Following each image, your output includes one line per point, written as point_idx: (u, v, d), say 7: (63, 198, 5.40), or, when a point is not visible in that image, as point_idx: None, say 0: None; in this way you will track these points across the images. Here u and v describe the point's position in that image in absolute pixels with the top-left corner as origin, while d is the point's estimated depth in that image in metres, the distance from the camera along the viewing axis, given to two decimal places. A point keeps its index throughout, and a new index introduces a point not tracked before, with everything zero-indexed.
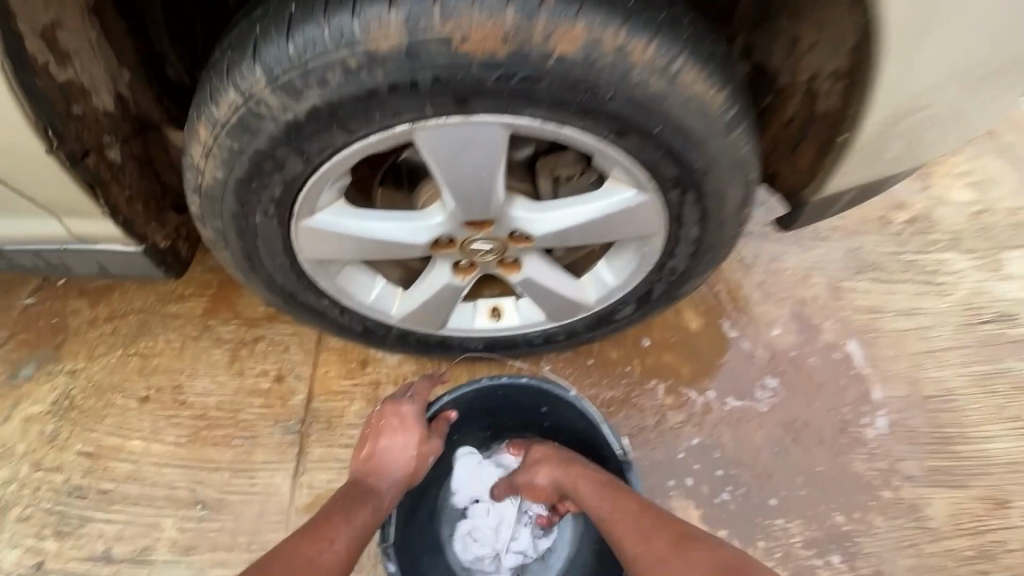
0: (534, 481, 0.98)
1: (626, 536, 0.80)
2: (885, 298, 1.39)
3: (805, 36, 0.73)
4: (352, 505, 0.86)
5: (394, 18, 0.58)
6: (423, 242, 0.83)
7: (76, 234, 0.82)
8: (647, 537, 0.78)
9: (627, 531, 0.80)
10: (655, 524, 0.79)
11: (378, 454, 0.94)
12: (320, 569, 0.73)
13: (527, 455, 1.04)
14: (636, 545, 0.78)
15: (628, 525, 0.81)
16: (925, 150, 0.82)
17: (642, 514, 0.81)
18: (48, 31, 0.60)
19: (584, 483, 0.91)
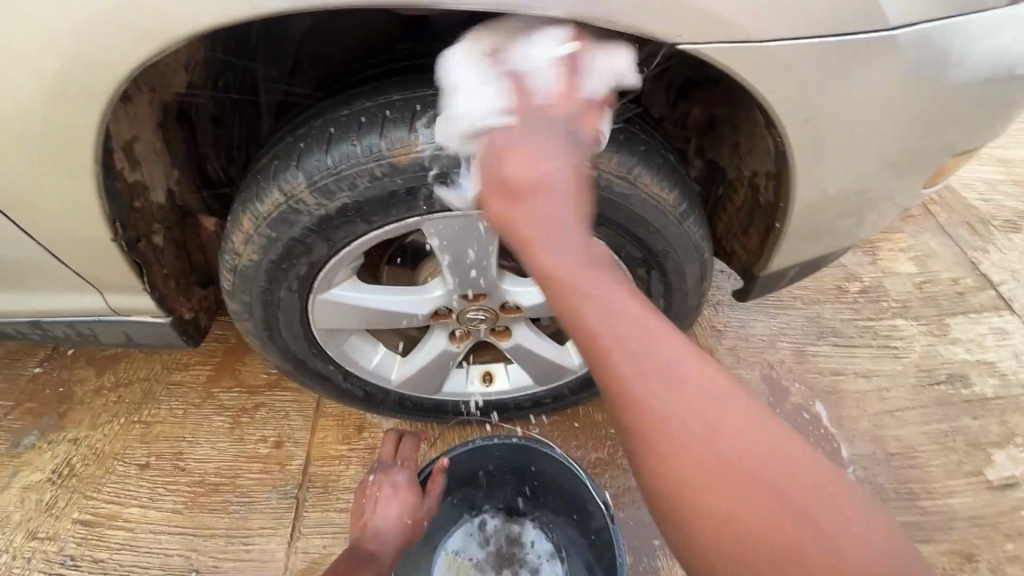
0: (533, 169, 0.55)
1: (643, 387, 0.51)
2: (846, 361, 1.51)
3: (742, 142, 0.89)
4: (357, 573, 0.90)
5: (415, 138, 0.72)
6: (423, 312, 0.96)
7: (113, 307, 0.91)
8: (678, 395, 0.51)
9: (639, 377, 0.51)
10: (684, 368, 0.52)
11: (372, 523, 0.98)
12: None
13: (553, 137, 0.57)
14: (649, 406, 0.51)
15: (643, 368, 0.52)
16: (851, 233, 0.96)
17: (664, 343, 0.53)
18: (129, 144, 0.74)
19: (584, 262, 0.54)
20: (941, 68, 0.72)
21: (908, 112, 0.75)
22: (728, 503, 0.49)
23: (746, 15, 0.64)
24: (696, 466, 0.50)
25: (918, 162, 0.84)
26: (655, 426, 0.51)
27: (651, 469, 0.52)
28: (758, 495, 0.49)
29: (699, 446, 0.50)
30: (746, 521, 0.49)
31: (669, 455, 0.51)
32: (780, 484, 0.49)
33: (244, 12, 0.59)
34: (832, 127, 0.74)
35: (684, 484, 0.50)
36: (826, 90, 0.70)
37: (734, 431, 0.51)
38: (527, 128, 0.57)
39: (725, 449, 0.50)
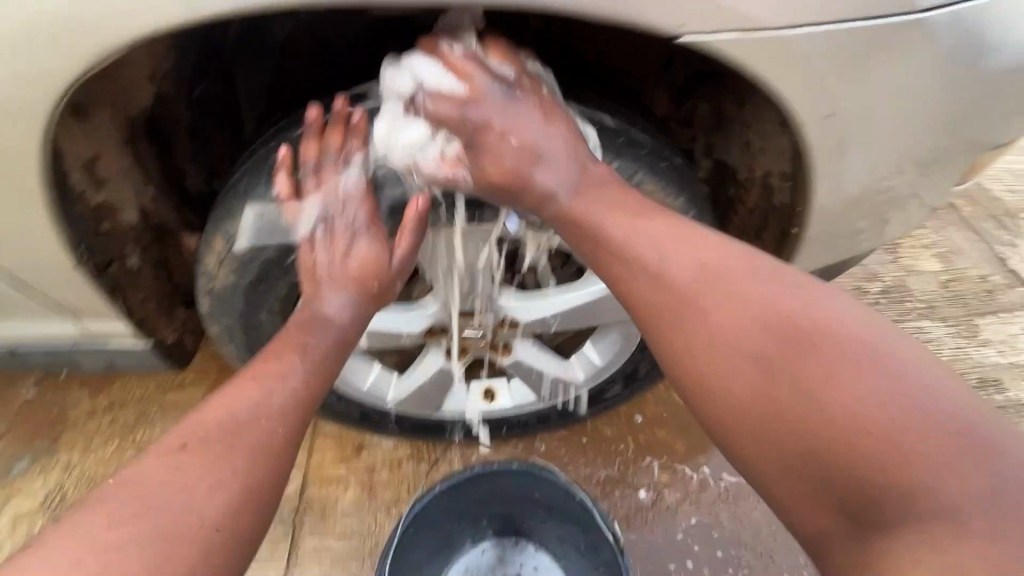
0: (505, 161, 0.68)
1: (661, 284, 0.63)
2: None
3: (754, 140, 0.81)
4: (237, 447, 0.61)
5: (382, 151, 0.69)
6: (417, 329, 0.94)
7: (90, 333, 0.87)
8: (692, 282, 0.61)
9: (654, 280, 0.63)
10: (702, 262, 0.62)
11: (315, 295, 0.74)
12: (262, 413, 0.65)
13: (512, 119, 0.67)
14: (669, 300, 0.62)
15: (658, 272, 0.63)
16: (875, 234, 0.89)
17: (681, 243, 0.64)
18: (89, 163, 0.70)
19: (581, 188, 0.68)
20: (976, 55, 0.65)
21: (940, 104, 0.68)
22: (754, 376, 0.56)
23: (756, 3, 0.57)
24: (718, 346, 0.58)
25: (947, 158, 0.77)
26: (678, 317, 0.61)
27: (678, 356, 0.61)
28: (777, 365, 0.54)
29: (717, 329, 0.58)
30: (766, 390, 0.55)
31: (692, 340, 0.60)
32: (804, 351, 0.53)
33: (188, 18, 0.54)
34: (856, 124, 0.67)
35: (709, 364, 0.59)
36: (849, 81, 0.64)
37: (758, 312, 0.57)
38: (489, 132, 0.67)
39: (744, 328, 0.57)
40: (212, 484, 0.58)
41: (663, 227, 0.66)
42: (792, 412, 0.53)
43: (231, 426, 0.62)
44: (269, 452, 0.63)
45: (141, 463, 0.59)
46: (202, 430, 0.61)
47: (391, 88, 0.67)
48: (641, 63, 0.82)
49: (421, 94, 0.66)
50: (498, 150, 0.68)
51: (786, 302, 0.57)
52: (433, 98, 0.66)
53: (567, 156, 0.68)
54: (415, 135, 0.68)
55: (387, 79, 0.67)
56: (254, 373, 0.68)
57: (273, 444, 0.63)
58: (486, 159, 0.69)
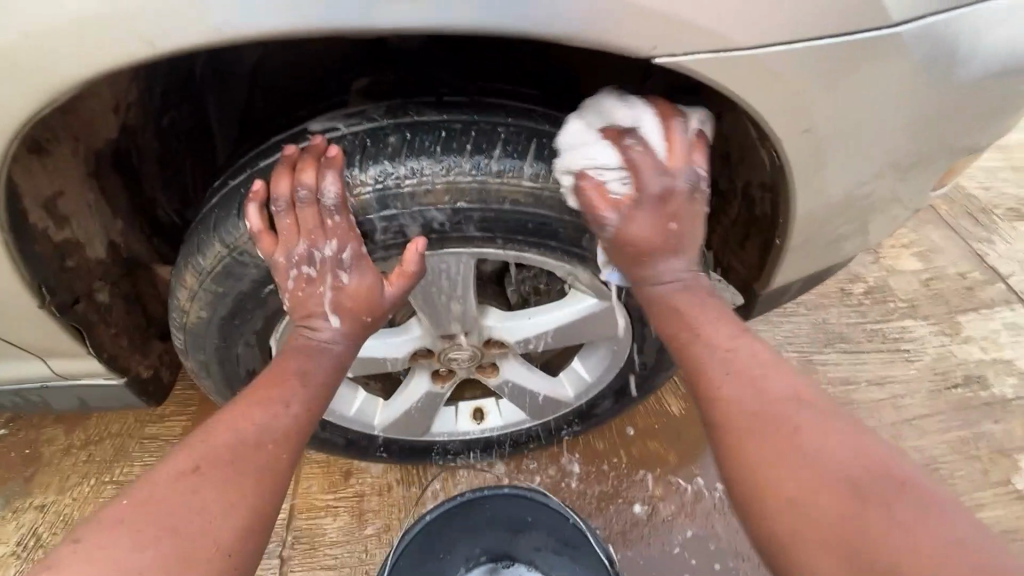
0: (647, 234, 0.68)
1: (753, 391, 0.62)
2: (856, 369, 1.44)
3: (734, 151, 0.81)
4: (246, 468, 0.59)
5: (358, 178, 0.66)
6: (400, 354, 0.92)
7: (59, 372, 0.84)
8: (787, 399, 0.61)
9: (734, 385, 0.63)
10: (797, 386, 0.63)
11: (306, 324, 0.72)
12: (274, 436, 0.63)
13: (680, 200, 0.67)
14: (752, 407, 0.61)
15: (747, 381, 0.63)
16: (856, 241, 0.89)
17: (778, 367, 0.64)
18: (50, 200, 0.68)
19: (687, 291, 0.71)
20: (947, 65, 0.66)
21: (913, 114, 0.69)
22: (835, 502, 0.52)
23: (729, 22, 0.57)
24: (802, 465, 0.55)
25: (922, 166, 0.78)
26: (763, 425, 0.59)
27: (746, 462, 0.59)
28: (866, 502, 0.51)
29: (800, 446, 0.57)
30: (849, 520, 0.51)
31: (771, 453, 0.57)
32: (901, 496, 0.51)
33: (142, 53, 0.53)
34: (833, 137, 0.67)
35: (780, 478, 0.56)
36: (825, 96, 0.64)
37: (857, 451, 0.55)
38: (656, 195, 0.67)
39: (841, 455, 0.55)
40: (223, 506, 0.56)
41: (749, 347, 0.66)
42: (873, 547, 0.49)
43: (238, 448, 0.60)
44: (278, 472, 0.61)
45: (145, 486, 0.56)
46: (210, 451, 0.59)
47: (607, 115, 0.67)
48: None
49: (634, 134, 0.66)
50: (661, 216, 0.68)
51: (884, 457, 0.55)
52: (637, 140, 0.66)
53: (688, 263, 0.71)
54: (605, 161, 0.66)
55: (611, 109, 0.67)
56: (255, 396, 0.66)
57: (281, 465, 0.62)
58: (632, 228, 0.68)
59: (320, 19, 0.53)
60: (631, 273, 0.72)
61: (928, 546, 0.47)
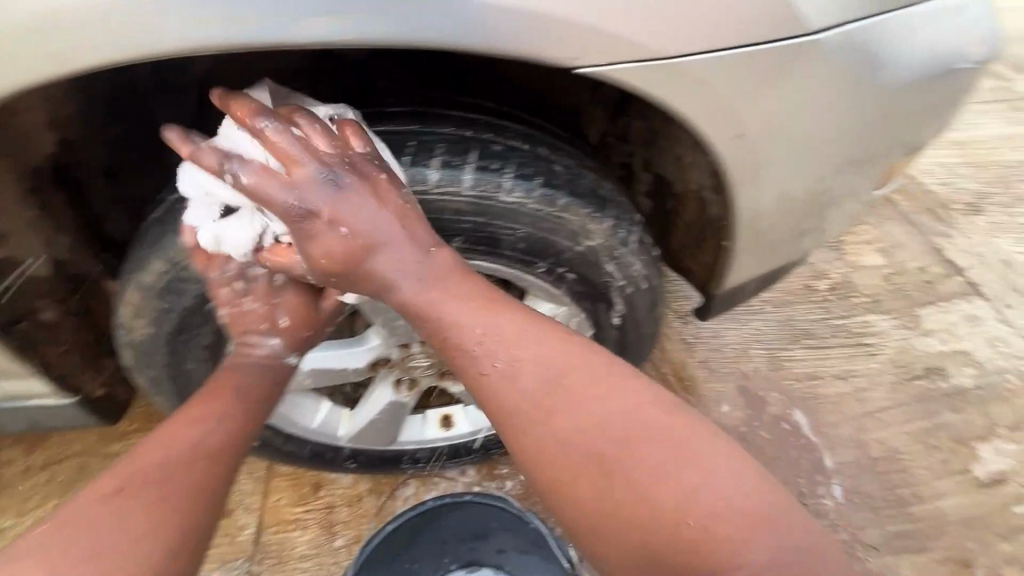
0: (334, 243, 0.62)
1: (510, 386, 0.63)
2: (821, 364, 1.47)
3: (684, 155, 0.83)
4: (174, 487, 0.58)
5: None
6: (361, 364, 0.92)
7: (6, 394, 0.82)
8: (540, 387, 0.63)
9: (503, 378, 0.64)
10: (546, 361, 0.63)
11: (244, 342, 0.71)
12: (206, 452, 0.62)
13: (337, 206, 0.61)
14: (519, 401, 0.63)
15: (503, 371, 0.63)
16: (803, 242, 0.91)
17: (524, 341, 0.64)
18: None
19: (430, 284, 0.65)
20: (871, 70, 0.68)
21: (843, 117, 0.71)
22: (591, 475, 0.60)
23: (654, 32, 0.58)
24: (564, 445, 0.61)
25: (860, 166, 0.80)
26: (533, 418, 0.62)
27: (530, 455, 0.63)
28: (612, 466, 0.59)
29: (560, 430, 0.61)
30: (607, 489, 0.59)
31: (542, 442, 0.62)
32: (636, 450, 0.59)
33: (54, 70, 0.53)
34: (766, 141, 0.69)
35: (554, 463, 0.61)
36: (754, 102, 0.65)
37: (604, 415, 0.61)
38: (310, 207, 0.61)
39: (589, 433, 0.60)
40: (153, 528, 0.54)
41: (500, 325, 0.64)
42: (626, 506, 0.58)
43: (170, 466, 0.59)
44: (209, 491, 0.60)
45: (68, 513, 0.54)
46: (137, 473, 0.58)
47: (188, 177, 0.64)
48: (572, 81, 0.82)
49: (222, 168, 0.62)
50: (325, 228, 0.61)
51: (626, 409, 0.61)
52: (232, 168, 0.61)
53: (420, 247, 0.64)
54: (239, 243, 0.65)
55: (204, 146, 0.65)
56: (188, 415, 0.65)
57: (213, 482, 0.60)
58: (313, 243, 0.63)
59: (244, 34, 0.53)
60: (369, 292, 0.67)
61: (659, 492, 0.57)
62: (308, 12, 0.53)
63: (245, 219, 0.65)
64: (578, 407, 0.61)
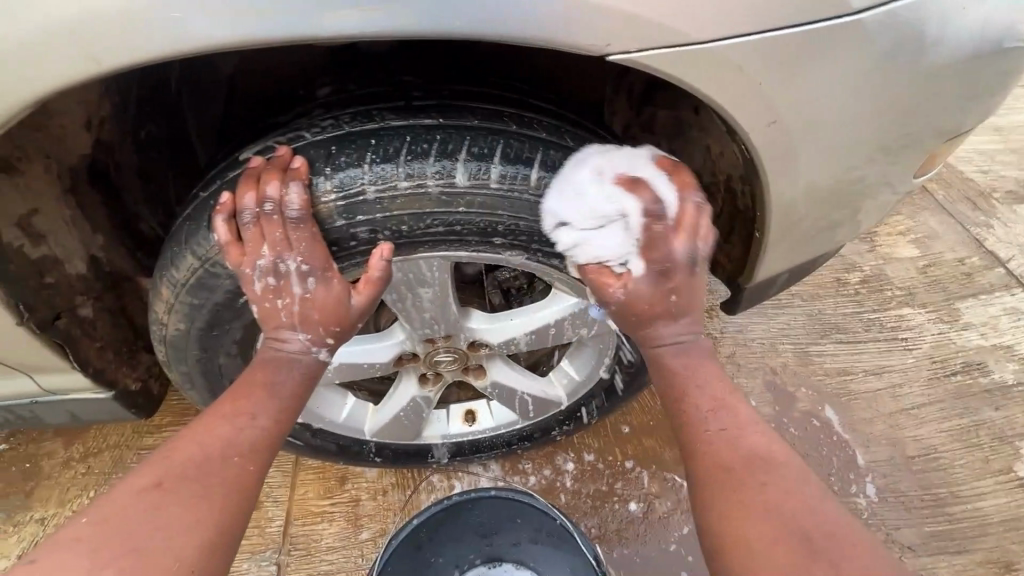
0: (666, 295, 0.71)
1: (726, 447, 0.64)
2: (853, 359, 1.43)
3: (714, 145, 0.81)
4: (213, 481, 0.59)
5: (320, 187, 0.67)
6: (386, 359, 0.92)
7: (47, 388, 0.85)
8: (754, 458, 0.63)
9: (723, 438, 0.65)
10: (767, 447, 0.64)
11: (276, 336, 0.72)
12: (238, 450, 0.63)
13: (694, 276, 0.71)
14: (733, 456, 0.63)
15: (726, 436, 0.65)
16: (837, 232, 0.89)
17: (749, 424, 0.67)
18: (25, 219, 0.68)
19: (688, 354, 0.73)
20: (914, 50, 0.65)
21: (884, 100, 0.68)
22: (799, 558, 0.53)
23: (687, 16, 0.56)
24: (769, 515, 0.57)
25: (902, 152, 0.77)
26: (743, 479, 0.61)
27: (723, 510, 0.60)
28: (822, 556, 0.53)
29: (768, 496, 0.59)
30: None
31: (751, 504, 0.59)
32: (857, 566, 0.53)
33: (88, 70, 0.53)
34: (802, 128, 0.67)
35: (749, 527, 0.57)
36: (791, 87, 0.63)
37: (827, 516, 0.57)
38: (677, 264, 0.70)
39: (799, 516, 0.57)
40: (187, 524, 0.55)
41: (746, 414, 0.68)
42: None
43: (201, 465, 0.60)
44: (246, 484, 0.61)
45: (108, 505, 0.56)
46: (174, 467, 0.59)
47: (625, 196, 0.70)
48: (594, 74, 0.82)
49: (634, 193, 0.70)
50: (668, 284, 0.71)
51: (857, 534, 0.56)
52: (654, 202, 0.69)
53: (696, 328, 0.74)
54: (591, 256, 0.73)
55: (602, 163, 0.71)
56: (221, 412, 0.66)
57: (249, 476, 0.62)
58: (650, 291, 0.71)
59: (275, 28, 0.53)
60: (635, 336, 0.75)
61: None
62: (331, 5, 0.53)
63: (609, 244, 0.72)
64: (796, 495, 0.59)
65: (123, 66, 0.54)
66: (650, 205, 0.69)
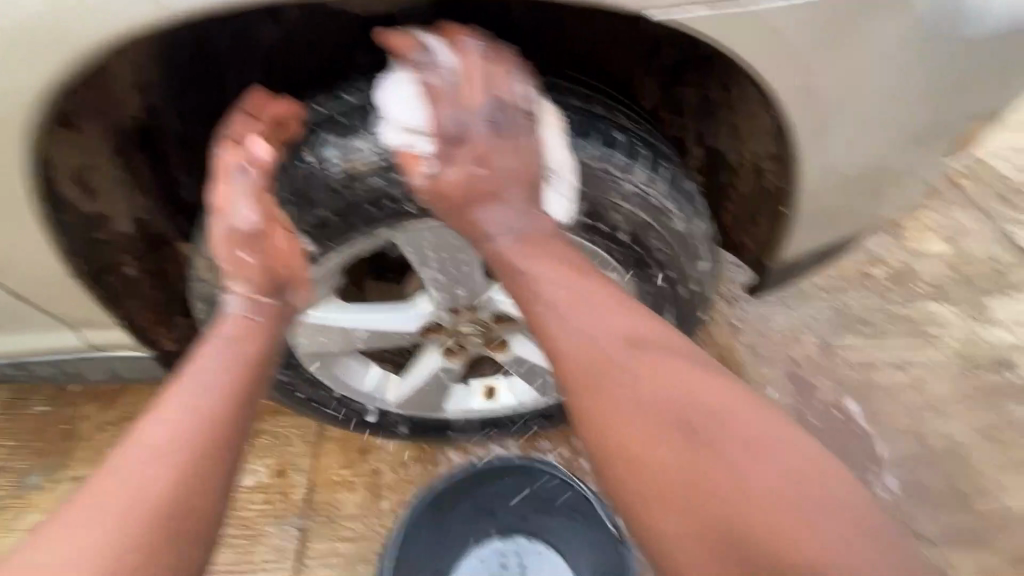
0: (477, 171, 0.73)
1: (584, 348, 0.67)
2: (877, 352, 1.41)
3: (741, 124, 0.81)
4: (200, 434, 0.62)
5: (355, 148, 0.71)
6: (413, 327, 0.95)
7: (94, 343, 0.89)
8: (618, 349, 0.66)
9: (604, 353, 0.66)
10: (623, 329, 0.67)
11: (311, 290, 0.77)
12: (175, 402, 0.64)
13: (498, 143, 0.73)
14: (615, 375, 0.65)
15: (582, 334, 0.67)
16: (865, 215, 0.89)
17: (598, 310, 0.68)
18: (81, 173, 0.71)
19: (521, 233, 0.74)
20: (945, 23, 0.66)
21: (919, 71, 0.68)
22: (677, 446, 0.61)
23: None
24: (643, 410, 0.63)
25: (933, 131, 0.77)
26: (608, 378, 0.65)
27: (621, 433, 0.64)
28: (686, 436, 0.61)
29: (654, 402, 0.63)
30: (700, 471, 0.60)
31: (619, 402, 0.64)
32: (716, 432, 0.60)
33: (153, 21, 0.56)
34: (834, 97, 0.67)
35: (644, 440, 0.62)
36: (823, 54, 0.64)
37: (685, 392, 0.63)
38: (471, 134, 0.72)
39: (660, 403, 0.63)
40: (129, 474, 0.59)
41: (610, 304, 0.69)
42: (719, 489, 0.59)
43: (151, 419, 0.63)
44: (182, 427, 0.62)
45: (110, 475, 0.59)
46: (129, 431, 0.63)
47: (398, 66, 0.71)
48: (624, 52, 0.83)
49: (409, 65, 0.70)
50: (468, 156, 0.73)
51: (724, 397, 0.63)
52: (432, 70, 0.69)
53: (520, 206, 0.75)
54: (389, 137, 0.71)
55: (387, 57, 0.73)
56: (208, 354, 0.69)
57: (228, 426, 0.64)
58: (458, 165, 0.73)
59: None
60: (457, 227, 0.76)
61: (744, 469, 0.58)
62: None
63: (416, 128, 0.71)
64: (652, 378, 0.64)
65: (191, 15, 0.56)
66: (421, 59, 0.69)
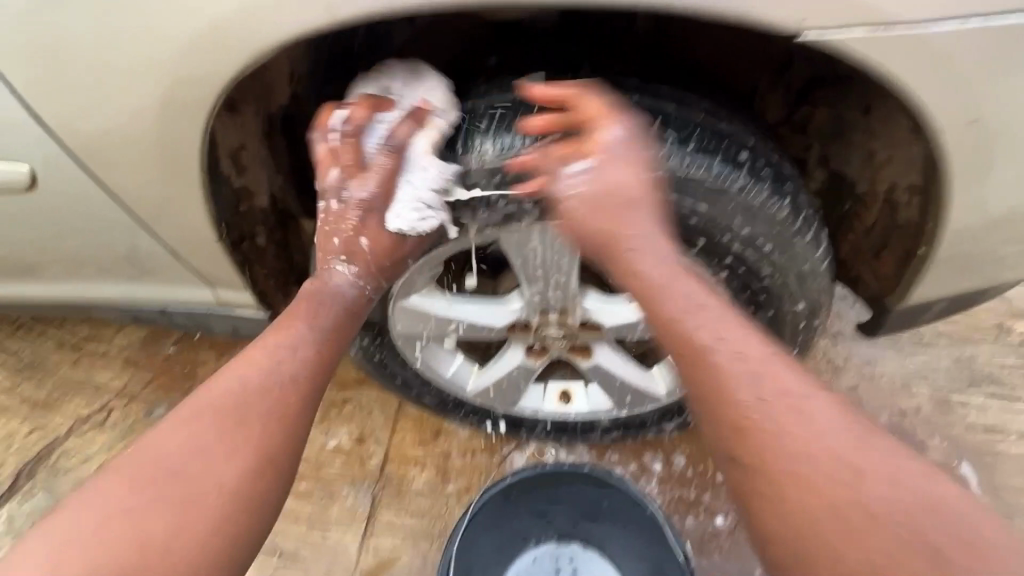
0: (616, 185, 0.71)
1: (757, 408, 0.61)
2: (1006, 417, 1.24)
3: (880, 150, 0.75)
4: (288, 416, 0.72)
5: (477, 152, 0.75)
6: (501, 323, 0.97)
7: (223, 300, 1.00)
8: (798, 424, 0.59)
9: (750, 389, 0.61)
10: (804, 404, 0.61)
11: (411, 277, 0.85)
12: (267, 367, 0.74)
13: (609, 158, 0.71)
14: (798, 452, 0.58)
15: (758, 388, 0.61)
16: (1017, 262, 0.79)
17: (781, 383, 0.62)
18: (235, 152, 0.80)
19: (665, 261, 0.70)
20: None
21: None
22: (864, 527, 0.54)
23: None
24: (821, 492, 0.56)
25: None
26: (787, 457, 0.58)
27: (804, 519, 0.56)
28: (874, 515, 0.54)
29: (834, 474, 0.56)
30: (866, 536, 0.53)
31: (796, 482, 0.57)
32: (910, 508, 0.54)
33: (323, 22, 0.61)
34: (1003, 130, 0.61)
35: (830, 527, 0.55)
36: (992, 85, 0.58)
37: (877, 471, 0.56)
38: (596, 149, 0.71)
39: (837, 482, 0.56)
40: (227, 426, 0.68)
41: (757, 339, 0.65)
42: (893, 553, 0.52)
43: (248, 379, 0.72)
44: (274, 398, 0.72)
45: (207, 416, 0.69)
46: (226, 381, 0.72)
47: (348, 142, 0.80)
48: (751, 67, 0.81)
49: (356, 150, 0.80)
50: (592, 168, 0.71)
51: (885, 455, 0.58)
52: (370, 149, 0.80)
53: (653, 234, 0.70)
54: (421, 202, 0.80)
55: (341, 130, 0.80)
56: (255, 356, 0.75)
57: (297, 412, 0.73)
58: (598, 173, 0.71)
59: None
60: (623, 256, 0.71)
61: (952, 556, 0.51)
62: None
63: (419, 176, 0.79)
64: (830, 459, 0.57)
65: (355, 17, 0.61)
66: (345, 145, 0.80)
